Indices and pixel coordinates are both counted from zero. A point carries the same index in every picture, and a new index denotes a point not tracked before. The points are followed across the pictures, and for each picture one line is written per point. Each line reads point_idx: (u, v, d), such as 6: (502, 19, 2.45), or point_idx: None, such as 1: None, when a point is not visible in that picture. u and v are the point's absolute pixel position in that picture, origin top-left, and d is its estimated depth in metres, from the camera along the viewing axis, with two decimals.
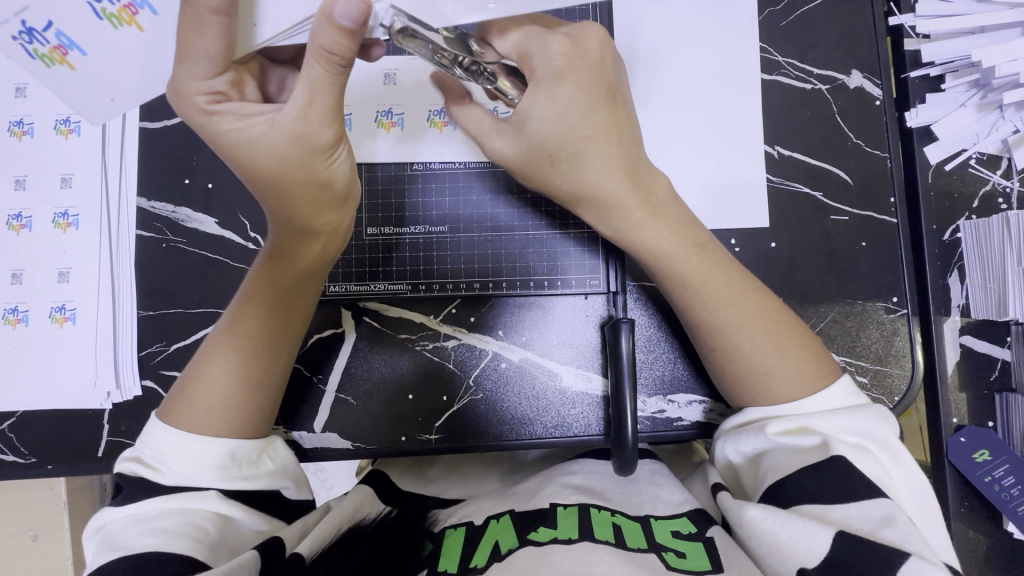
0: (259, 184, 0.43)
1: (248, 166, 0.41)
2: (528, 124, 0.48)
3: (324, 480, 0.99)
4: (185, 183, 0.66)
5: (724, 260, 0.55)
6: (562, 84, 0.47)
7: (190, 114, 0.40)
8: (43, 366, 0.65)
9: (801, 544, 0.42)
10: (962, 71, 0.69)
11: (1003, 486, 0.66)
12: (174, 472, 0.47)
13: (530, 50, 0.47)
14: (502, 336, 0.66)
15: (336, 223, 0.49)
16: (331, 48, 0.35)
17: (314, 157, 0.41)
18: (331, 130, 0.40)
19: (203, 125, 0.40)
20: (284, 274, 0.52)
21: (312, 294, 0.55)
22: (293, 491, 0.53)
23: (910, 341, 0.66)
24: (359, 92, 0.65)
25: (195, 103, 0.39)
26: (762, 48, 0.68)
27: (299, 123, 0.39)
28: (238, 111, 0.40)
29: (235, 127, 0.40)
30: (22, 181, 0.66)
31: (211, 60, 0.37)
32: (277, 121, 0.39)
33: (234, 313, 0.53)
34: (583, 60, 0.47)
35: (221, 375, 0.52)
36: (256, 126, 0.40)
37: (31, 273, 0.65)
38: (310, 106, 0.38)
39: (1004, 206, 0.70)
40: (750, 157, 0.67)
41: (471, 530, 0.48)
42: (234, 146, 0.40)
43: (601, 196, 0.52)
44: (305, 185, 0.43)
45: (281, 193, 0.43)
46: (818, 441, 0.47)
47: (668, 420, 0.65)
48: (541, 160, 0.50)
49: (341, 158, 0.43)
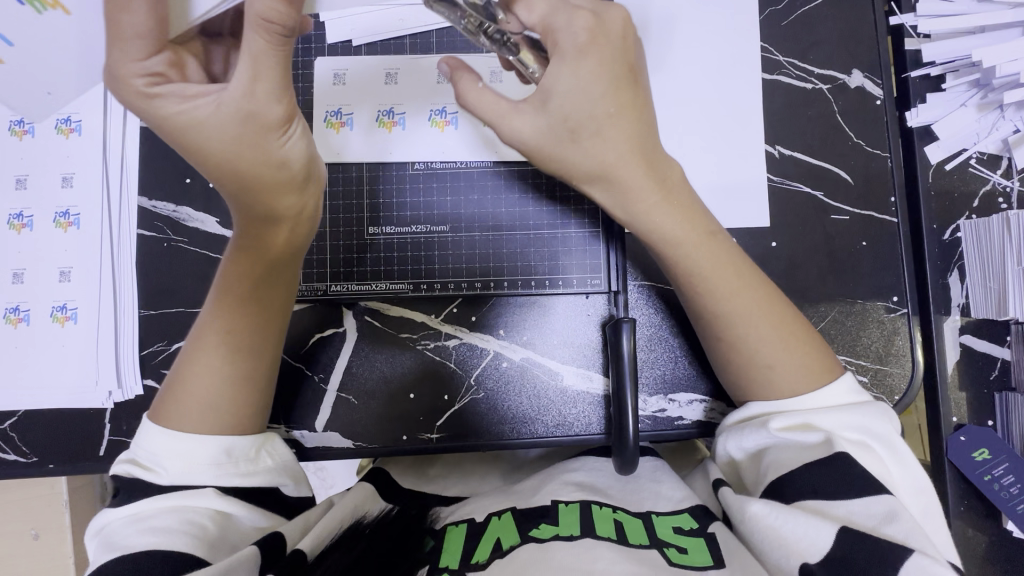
0: (213, 167, 0.43)
1: (199, 149, 0.42)
2: (551, 100, 0.46)
3: (324, 480, 0.99)
4: (186, 183, 0.66)
5: (732, 251, 0.54)
6: (586, 60, 0.45)
7: (132, 100, 0.40)
8: (44, 366, 0.65)
9: (804, 539, 0.42)
10: (962, 71, 0.69)
11: (1002, 485, 0.66)
12: (169, 471, 0.47)
13: (555, 24, 0.46)
14: (503, 336, 0.66)
15: (301, 205, 0.49)
16: (269, 17, 0.36)
17: (266, 134, 0.42)
18: (279, 107, 0.41)
19: (146, 109, 0.40)
20: (253, 264, 0.52)
21: (289, 284, 0.55)
22: (291, 487, 0.53)
23: (910, 340, 0.66)
24: (360, 92, 0.65)
25: (134, 86, 0.39)
26: (762, 48, 0.68)
27: (246, 100, 0.40)
28: (181, 93, 0.40)
29: (178, 110, 0.40)
30: (22, 181, 0.66)
31: (142, 38, 0.37)
32: (224, 100, 0.40)
33: (209, 307, 0.53)
34: (607, 39, 0.46)
35: (206, 371, 0.51)
36: (201, 108, 0.40)
37: (32, 273, 0.65)
38: (255, 81, 0.39)
39: (1005, 205, 0.70)
40: (750, 156, 0.67)
41: (472, 527, 0.49)
42: (184, 129, 0.41)
43: (618, 177, 0.50)
44: (262, 165, 0.43)
45: (238, 174, 0.43)
46: (822, 438, 0.47)
47: (669, 419, 0.66)
48: (563, 138, 0.47)
49: (296, 136, 0.44)
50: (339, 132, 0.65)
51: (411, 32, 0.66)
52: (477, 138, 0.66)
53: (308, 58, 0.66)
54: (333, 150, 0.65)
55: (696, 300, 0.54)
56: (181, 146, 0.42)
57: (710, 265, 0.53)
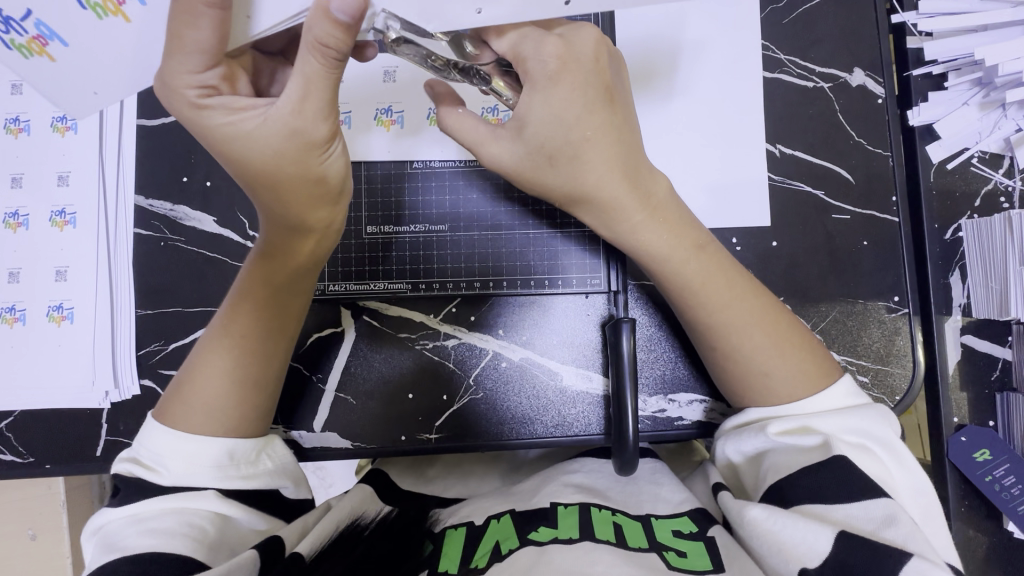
0: (250, 180, 0.42)
1: (239, 161, 0.41)
2: (526, 128, 0.47)
3: (323, 478, 0.99)
4: (184, 181, 0.66)
5: (724, 260, 0.54)
6: (559, 87, 0.45)
7: (178, 108, 0.39)
8: (41, 366, 0.64)
9: (803, 544, 0.42)
10: (964, 69, 0.68)
11: (1003, 486, 0.66)
12: (173, 472, 0.47)
13: (525, 52, 0.45)
14: (502, 336, 0.66)
15: (331, 221, 0.48)
16: (326, 41, 0.35)
17: (309, 152, 0.41)
18: (326, 126, 0.40)
19: (193, 119, 0.40)
20: (277, 273, 0.51)
21: (306, 292, 0.54)
22: (291, 489, 0.53)
23: (911, 341, 0.66)
24: (358, 90, 0.65)
25: (186, 97, 0.39)
26: (764, 46, 0.68)
27: (295, 117, 0.39)
28: (229, 105, 0.39)
29: (224, 122, 0.39)
30: (19, 179, 0.65)
31: (202, 53, 0.36)
32: (272, 116, 0.39)
33: (228, 312, 0.53)
34: (578, 63, 0.45)
35: (216, 374, 0.51)
36: (248, 121, 0.39)
37: (28, 272, 0.65)
38: (304, 101, 0.38)
39: (1006, 205, 0.69)
40: (751, 155, 0.67)
41: (472, 530, 0.48)
42: (226, 140, 0.40)
43: (601, 199, 0.51)
44: (301, 182, 0.42)
45: (274, 189, 0.43)
46: (820, 440, 0.47)
47: (669, 419, 0.65)
48: (541, 164, 0.48)
49: (337, 154, 0.42)
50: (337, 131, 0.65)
51: None
52: None
53: None
54: None
55: (690, 307, 0.54)
56: (222, 156, 0.42)
57: (701, 282, 0.53)
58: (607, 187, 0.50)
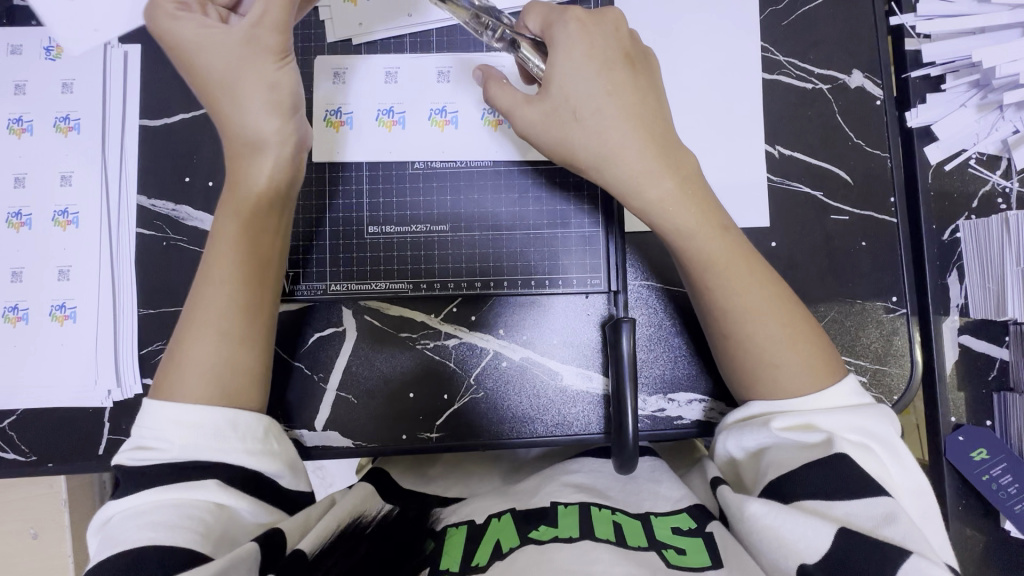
0: (213, 88, 0.53)
1: (204, 67, 0.52)
2: (552, 84, 0.52)
3: (323, 478, 0.99)
4: (186, 181, 0.66)
5: (745, 243, 0.55)
6: (578, 46, 0.51)
7: (158, 22, 0.52)
8: (43, 365, 0.65)
9: (802, 539, 0.42)
10: (962, 71, 0.69)
11: (1000, 485, 0.66)
12: (173, 443, 0.47)
13: (553, 20, 0.52)
14: (503, 336, 0.66)
15: (287, 135, 0.54)
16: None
17: (263, 58, 0.52)
18: (277, 37, 0.52)
19: (169, 32, 0.52)
20: (245, 202, 0.54)
21: (281, 233, 0.57)
22: (287, 478, 0.52)
23: (909, 340, 0.66)
24: (360, 91, 0.65)
25: (165, 11, 0.52)
26: (763, 48, 0.68)
27: (252, 29, 0.52)
28: (199, 23, 0.52)
29: (195, 32, 0.51)
30: (22, 179, 0.66)
31: None
32: (234, 31, 0.52)
33: (209, 260, 0.54)
34: (598, 26, 0.52)
35: (199, 328, 0.52)
36: (213, 35, 0.51)
37: (31, 271, 0.65)
38: (262, 16, 0.52)
39: (1004, 206, 0.70)
40: (750, 156, 0.67)
41: (472, 529, 0.49)
42: (196, 48, 0.52)
43: (626, 161, 0.52)
44: (258, 86, 0.52)
45: (234, 91, 0.52)
46: (823, 436, 0.47)
47: (668, 419, 0.66)
48: (565, 119, 0.52)
49: (292, 71, 0.53)
50: (338, 131, 0.65)
51: (411, 31, 0.66)
52: (477, 137, 0.66)
53: (308, 55, 0.65)
54: (335, 148, 0.65)
55: (708, 295, 0.54)
56: (188, 67, 0.53)
57: (723, 259, 0.53)
58: (630, 151, 0.52)
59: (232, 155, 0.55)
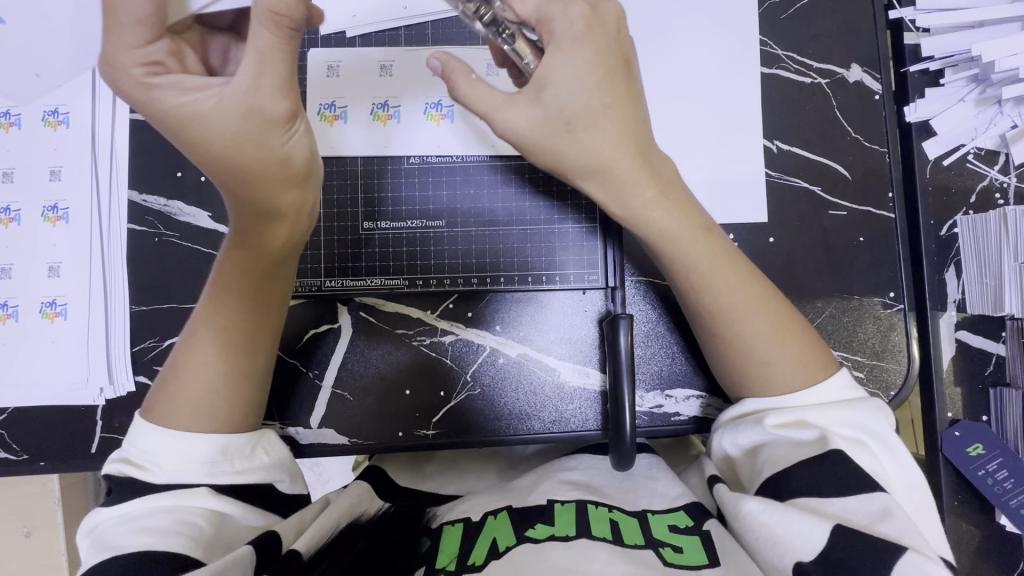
0: (213, 161, 0.43)
1: (199, 142, 0.42)
2: (546, 89, 0.47)
3: (320, 475, 0.99)
4: (177, 176, 0.65)
5: (725, 243, 0.55)
6: (580, 49, 0.47)
7: (130, 92, 0.40)
8: (33, 364, 0.64)
9: (798, 538, 0.42)
10: (960, 66, 0.68)
11: (996, 480, 0.67)
12: (161, 470, 0.47)
13: (551, 14, 0.47)
14: (501, 332, 0.66)
15: (299, 205, 0.49)
16: (278, 11, 0.37)
17: (271, 131, 0.42)
18: (284, 103, 0.41)
19: (147, 101, 0.41)
20: (250, 260, 0.51)
21: (286, 277, 0.54)
22: (287, 484, 0.53)
23: (906, 336, 0.66)
24: (353, 84, 0.64)
25: (133, 76, 0.39)
26: (761, 41, 0.68)
27: (249, 96, 0.40)
28: (181, 85, 0.40)
29: (179, 102, 0.40)
30: (9, 174, 0.65)
31: (140, 23, 0.38)
32: (228, 97, 0.40)
33: (209, 302, 0.52)
34: (601, 27, 0.47)
35: (203, 370, 0.51)
36: (203, 101, 0.40)
37: (21, 268, 0.64)
38: (260, 78, 0.40)
39: (1002, 201, 0.69)
40: (749, 151, 0.67)
41: (469, 527, 0.48)
42: (183, 121, 0.41)
43: (614, 172, 0.51)
44: (264, 163, 0.43)
45: (242, 173, 0.44)
46: (816, 434, 0.47)
47: (666, 415, 0.65)
48: (558, 130, 0.48)
49: (298, 134, 0.44)
50: (333, 125, 0.64)
51: (406, 23, 0.65)
52: (474, 133, 0.65)
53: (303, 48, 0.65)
54: (329, 144, 0.64)
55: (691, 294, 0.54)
56: (172, 134, 0.42)
57: (708, 262, 0.53)
58: (620, 163, 0.50)
59: (235, 216, 0.48)
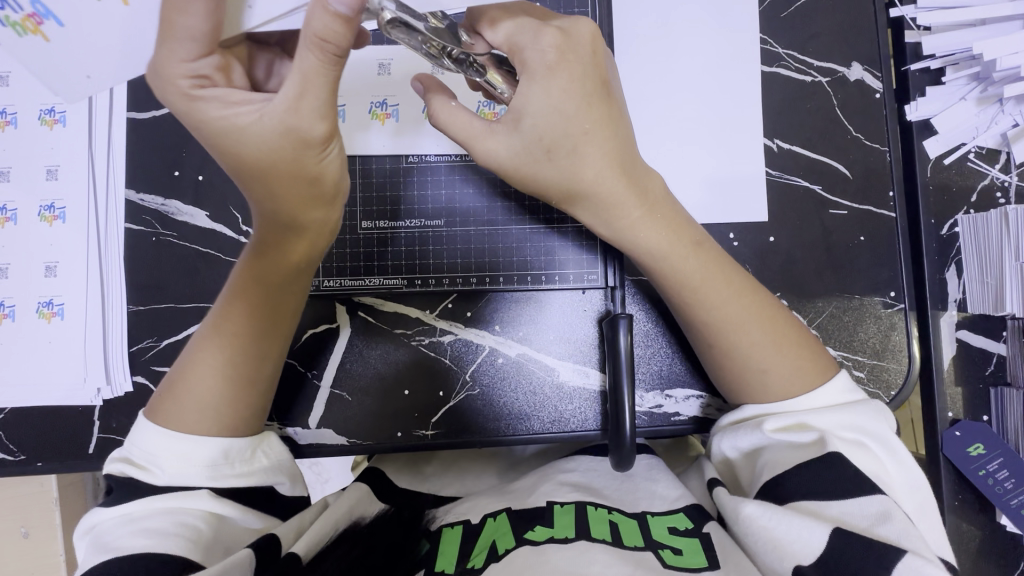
0: (246, 173, 0.43)
1: (234, 153, 0.42)
2: (524, 120, 0.47)
3: (319, 474, 0.99)
4: (175, 175, 0.65)
5: (723, 260, 0.54)
6: (556, 76, 0.46)
7: (172, 98, 0.40)
8: (30, 364, 0.63)
9: (798, 541, 0.42)
10: (962, 64, 0.68)
11: (997, 480, 0.66)
12: (163, 471, 0.46)
13: (522, 44, 0.46)
14: (499, 331, 0.66)
15: (325, 223, 0.49)
16: (326, 37, 0.36)
17: (306, 151, 0.41)
18: (322, 125, 0.40)
19: (187, 110, 0.41)
20: (272, 272, 0.51)
21: (303, 290, 0.54)
22: (287, 486, 0.52)
23: (907, 335, 0.66)
24: (352, 83, 0.64)
25: (179, 87, 0.40)
26: (761, 40, 0.68)
27: (289, 115, 0.40)
28: (224, 98, 0.40)
29: (220, 115, 0.40)
30: (6, 173, 0.64)
31: (194, 39, 0.38)
32: (268, 113, 0.40)
33: (225, 308, 0.52)
34: (575, 54, 0.46)
35: (210, 375, 0.50)
36: (243, 116, 0.40)
37: (17, 267, 0.64)
38: (301, 99, 0.39)
39: (1003, 200, 0.69)
40: (749, 149, 0.66)
41: (468, 529, 0.48)
42: (221, 133, 0.41)
43: (599, 195, 0.50)
44: (296, 180, 0.43)
45: (270, 186, 0.43)
46: (816, 437, 0.47)
47: (666, 415, 0.65)
48: (537, 158, 0.48)
49: (333, 155, 0.43)
50: None
51: None
52: None
53: None
54: None
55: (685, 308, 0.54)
56: (209, 143, 0.42)
57: (700, 278, 0.53)
58: (605, 186, 0.50)
59: (262, 227, 0.48)
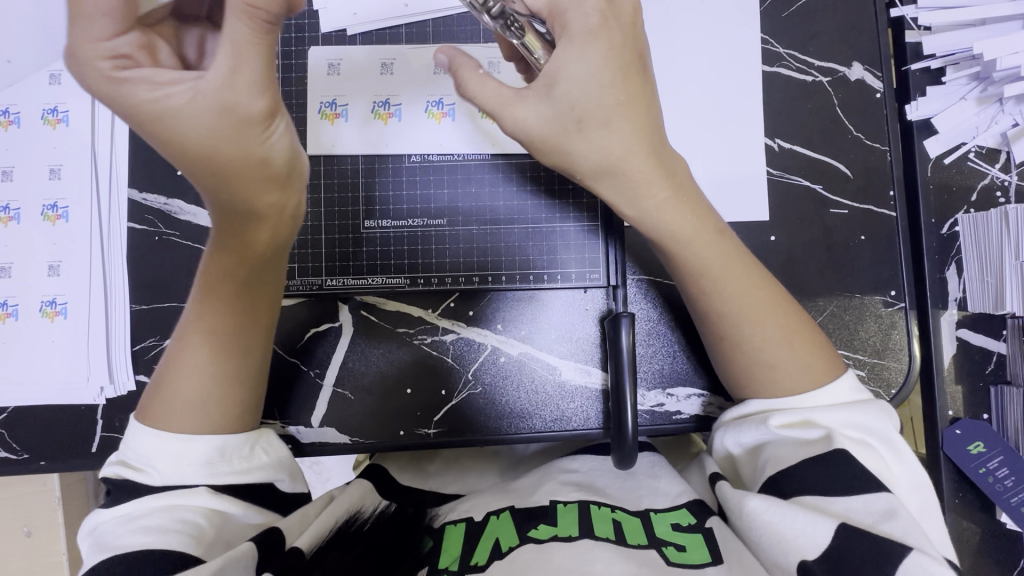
0: (184, 160, 0.41)
1: (172, 139, 0.40)
2: (557, 85, 0.46)
3: (319, 473, 0.99)
4: (177, 174, 0.65)
5: (739, 247, 0.55)
6: (595, 42, 0.46)
7: (95, 85, 0.38)
8: (33, 363, 0.64)
9: (802, 535, 0.42)
10: (962, 63, 0.68)
11: (997, 477, 0.67)
12: (158, 472, 0.46)
13: (563, 6, 0.47)
14: (502, 330, 0.66)
15: (281, 206, 0.47)
16: (255, 3, 0.36)
17: (246, 129, 0.40)
18: (262, 101, 0.39)
19: (113, 96, 0.38)
20: (234, 263, 0.50)
21: (273, 278, 0.54)
22: (287, 483, 0.52)
23: (907, 334, 0.66)
24: (357, 83, 0.64)
25: (99, 69, 0.37)
26: (762, 40, 0.68)
27: (223, 92, 0.39)
28: (150, 79, 0.38)
29: (148, 98, 0.38)
30: (9, 173, 0.64)
31: (107, 14, 0.36)
32: (203, 93, 0.38)
33: (198, 305, 0.52)
34: (617, 20, 0.47)
35: (195, 374, 0.51)
36: (175, 96, 0.38)
37: (20, 266, 0.64)
38: (235, 72, 0.38)
39: (1003, 199, 0.70)
40: (751, 149, 0.67)
41: (471, 527, 0.48)
42: (153, 118, 0.39)
43: (627, 171, 0.49)
44: (243, 164, 0.41)
45: (217, 173, 0.42)
46: (821, 434, 0.47)
47: (667, 414, 0.65)
48: (569, 128, 0.47)
49: (278, 132, 0.42)
50: (334, 124, 0.64)
51: (407, 21, 0.65)
52: (476, 133, 0.65)
53: (302, 46, 0.64)
54: (329, 141, 0.64)
55: (701, 298, 0.54)
56: (139, 131, 0.40)
57: (721, 262, 0.53)
58: (631, 163, 0.49)
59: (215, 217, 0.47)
